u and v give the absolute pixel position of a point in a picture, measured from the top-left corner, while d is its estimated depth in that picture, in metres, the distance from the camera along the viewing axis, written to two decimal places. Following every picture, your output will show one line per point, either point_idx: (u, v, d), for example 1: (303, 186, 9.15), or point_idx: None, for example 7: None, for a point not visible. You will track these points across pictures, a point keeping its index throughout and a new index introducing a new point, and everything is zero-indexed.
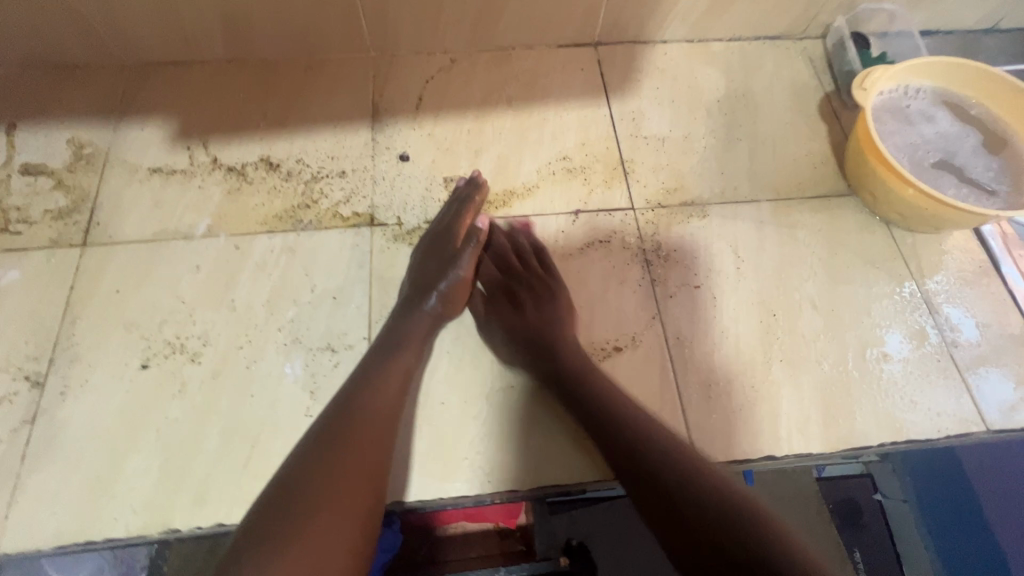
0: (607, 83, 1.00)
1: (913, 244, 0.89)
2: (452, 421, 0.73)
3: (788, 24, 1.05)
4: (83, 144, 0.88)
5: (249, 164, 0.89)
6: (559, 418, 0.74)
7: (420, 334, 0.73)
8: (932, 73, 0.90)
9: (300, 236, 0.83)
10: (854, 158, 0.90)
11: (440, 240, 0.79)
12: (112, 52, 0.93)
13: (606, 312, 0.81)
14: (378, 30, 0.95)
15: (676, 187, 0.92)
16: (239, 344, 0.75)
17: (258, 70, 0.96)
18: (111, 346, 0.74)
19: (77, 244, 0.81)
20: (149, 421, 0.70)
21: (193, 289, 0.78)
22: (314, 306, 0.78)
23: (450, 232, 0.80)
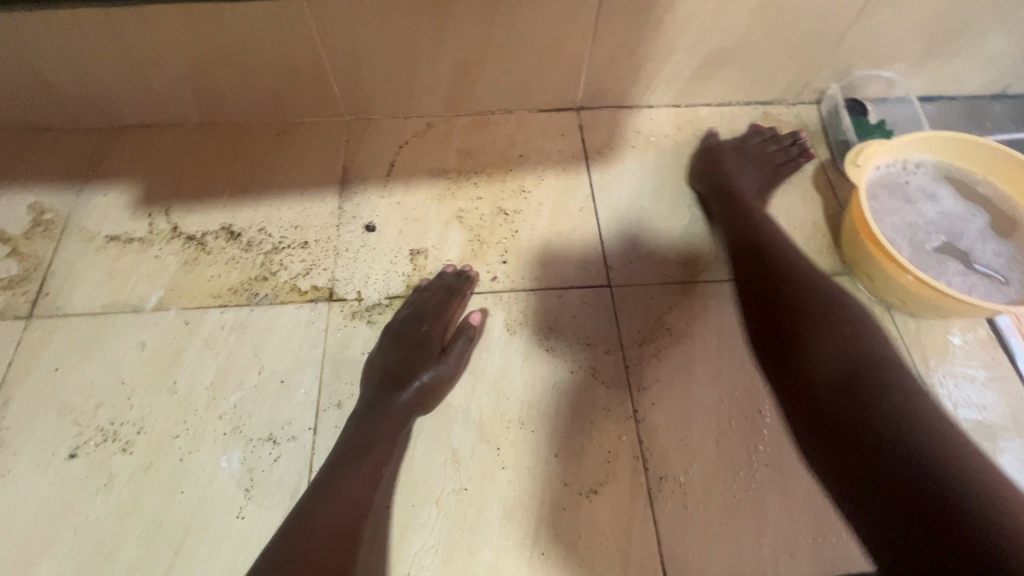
0: (588, 150, 0.96)
1: (916, 331, 0.81)
2: (395, 530, 0.66)
3: (779, 90, 1.01)
4: (45, 210, 0.86)
5: (209, 232, 0.85)
6: (517, 527, 0.67)
7: (379, 431, 0.66)
8: (931, 148, 0.84)
9: (253, 311, 0.79)
10: (849, 236, 0.83)
11: (426, 330, 0.74)
12: (81, 113, 0.92)
13: (575, 403, 0.74)
14: (352, 95, 0.93)
15: (657, 261, 0.87)
16: (176, 433, 0.70)
17: (230, 133, 0.95)
18: (39, 433, 0.70)
19: (22, 316, 0.78)
20: (70, 520, 0.65)
21: (135, 369, 0.74)
22: (259, 390, 0.73)
23: (438, 322, 0.75)
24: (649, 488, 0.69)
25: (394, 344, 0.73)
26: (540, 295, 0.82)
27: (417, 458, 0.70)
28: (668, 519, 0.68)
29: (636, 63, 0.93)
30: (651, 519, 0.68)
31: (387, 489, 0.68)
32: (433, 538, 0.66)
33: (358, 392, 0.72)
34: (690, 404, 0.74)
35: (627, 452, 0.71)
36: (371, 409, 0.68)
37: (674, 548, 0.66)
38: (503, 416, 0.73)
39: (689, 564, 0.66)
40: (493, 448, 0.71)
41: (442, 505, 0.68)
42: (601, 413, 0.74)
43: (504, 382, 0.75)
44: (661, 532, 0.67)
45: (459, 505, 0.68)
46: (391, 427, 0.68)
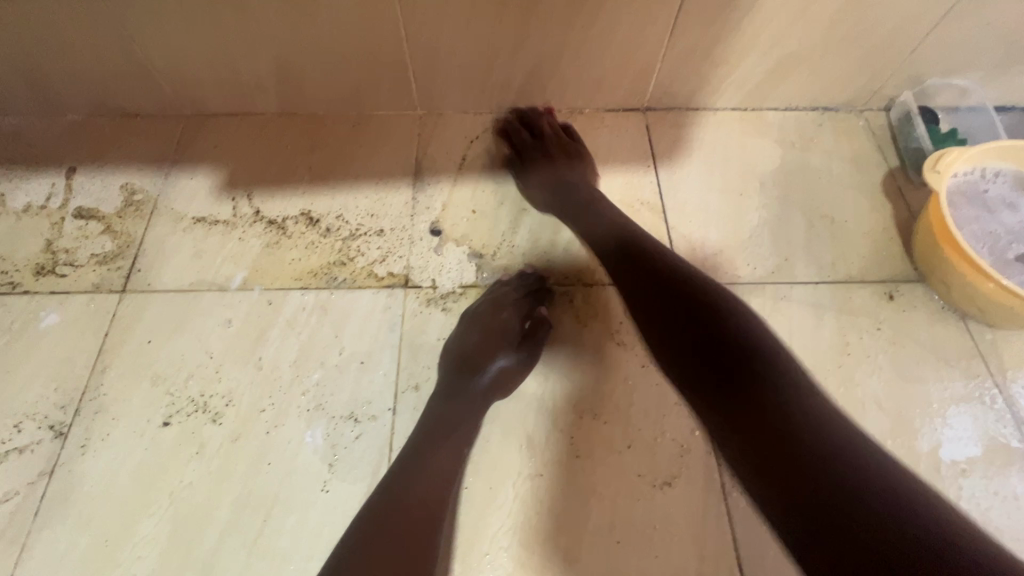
0: (655, 150, 0.98)
1: (992, 341, 0.80)
2: (474, 510, 0.68)
3: (848, 96, 1.01)
4: (135, 191, 0.91)
5: (290, 218, 0.89)
6: (591, 515, 0.68)
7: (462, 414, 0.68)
8: (1011, 157, 0.83)
9: (334, 295, 0.82)
10: (923, 243, 0.83)
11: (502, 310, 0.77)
12: (169, 101, 0.96)
13: (648, 395, 0.75)
14: (426, 90, 0.96)
15: (726, 261, 0.87)
16: (263, 407, 0.73)
17: (307, 123, 0.98)
18: (135, 399, 0.73)
19: (117, 290, 0.82)
20: (165, 484, 0.68)
21: (222, 344, 0.77)
22: (340, 370, 0.76)
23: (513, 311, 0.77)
24: (722, 483, 0.70)
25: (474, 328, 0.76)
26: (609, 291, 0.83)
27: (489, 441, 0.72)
28: (742, 515, 0.68)
29: (709, 65, 0.94)
30: (726, 515, 0.68)
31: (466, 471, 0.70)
32: (509, 521, 0.67)
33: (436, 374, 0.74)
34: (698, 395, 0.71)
35: (699, 447, 0.72)
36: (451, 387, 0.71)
37: (748, 544, 0.67)
38: (576, 406, 0.74)
39: (765, 560, 0.66)
40: (567, 436, 0.72)
41: (518, 489, 0.69)
42: (672, 407, 0.74)
43: (575, 373, 0.76)
44: (736, 527, 0.67)
45: (535, 491, 0.69)
46: (470, 407, 0.70)
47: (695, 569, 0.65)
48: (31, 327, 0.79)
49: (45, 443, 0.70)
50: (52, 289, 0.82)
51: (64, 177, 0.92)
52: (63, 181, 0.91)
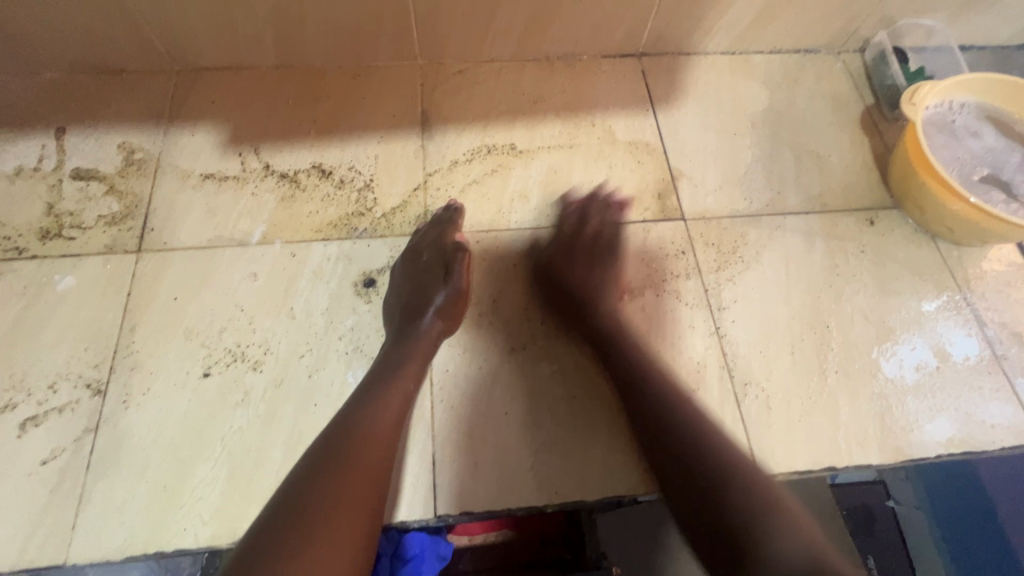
0: (653, 94, 1.01)
1: (959, 257, 0.90)
2: (515, 432, 0.75)
3: (828, 37, 1.07)
4: (134, 150, 0.88)
5: (302, 171, 0.89)
6: (619, 426, 0.76)
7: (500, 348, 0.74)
8: (975, 89, 0.91)
9: (357, 244, 0.83)
10: (900, 171, 0.91)
11: (443, 252, 0.78)
12: (159, 55, 0.92)
13: (663, 322, 0.82)
14: (427, 38, 0.95)
15: (725, 198, 0.93)
16: (302, 352, 0.75)
17: (305, 76, 0.97)
18: (170, 353, 0.74)
19: (132, 250, 0.80)
20: (214, 431, 0.70)
21: (251, 297, 0.78)
22: (373, 314, 0.79)
23: (437, 248, 0.79)
24: (734, 393, 0.78)
25: (405, 268, 0.78)
26: (620, 230, 0.89)
27: (454, 372, 0.77)
28: (753, 419, 0.77)
29: (702, 9, 0.97)
30: (740, 420, 0.76)
31: (500, 397, 0.76)
32: (548, 439, 0.74)
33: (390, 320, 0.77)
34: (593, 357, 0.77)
35: (711, 364, 0.80)
36: (398, 339, 0.73)
37: (760, 440, 0.75)
38: None
39: (775, 455, 0.75)
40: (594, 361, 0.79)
41: (555, 412, 0.76)
42: (684, 331, 0.82)
43: None
44: (749, 429, 0.76)
45: (569, 412, 0.76)
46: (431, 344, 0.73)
47: None
48: (48, 291, 0.77)
49: (85, 401, 0.70)
50: (63, 252, 0.80)
51: (53, 138, 0.88)
52: (54, 142, 0.88)
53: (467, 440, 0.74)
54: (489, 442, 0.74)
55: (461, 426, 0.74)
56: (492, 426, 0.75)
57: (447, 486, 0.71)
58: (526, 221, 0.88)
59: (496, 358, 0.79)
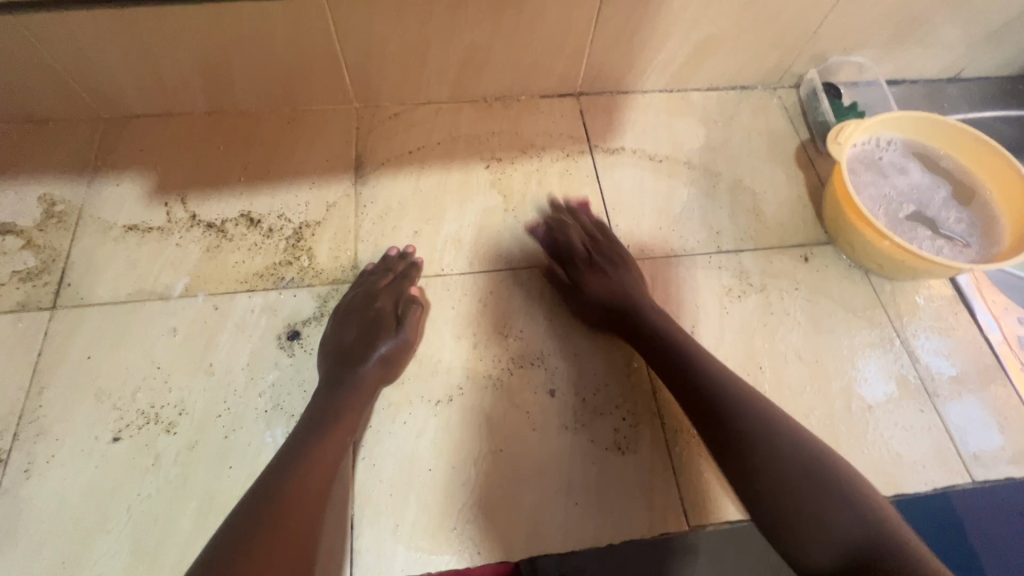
0: (590, 133, 1.02)
1: (892, 292, 0.91)
2: (439, 490, 0.71)
3: (762, 75, 1.08)
4: (56, 202, 0.86)
5: (229, 220, 0.87)
6: (548, 480, 0.73)
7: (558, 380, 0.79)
8: (902, 126, 0.93)
9: (282, 295, 0.82)
10: (831, 208, 0.92)
11: (398, 302, 0.78)
12: (85, 104, 0.90)
13: (594, 365, 0.80)
14: (361, 83, 0.95)
15: (661, 237, 0.93)
16: (218, 412, 0.73)
17: (237, 122, 0.95)
18: (79, 417, 0.71)
19: (46, 307, 0.78)
20: (121, 500, 0.67)
21: (169, 353, 0.76)
22: (295, 368, 0.76)
23: (391, 295, 0.79)
24: (666, 440, 0.76)
25: (354, 311, 0.77)
26: (554, 273, 0.87)
27: (376, 427, 0.74)
28: (686, 466, 0.75)
29: (633, 51, 0.98)
30: (671, 468, 0.75)
31: (425, 451, 0.73)
32: (473, 495, 0.71)
33: (319, 366, 0.75)
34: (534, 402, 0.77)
35: (644, 409, 0.78)
36: (336, 382, 0.72)
37: (691, 488, 0.74)
38: (530, 383, 0.78)
39: (705, 503, 0.73)
40: (524, 411, 0.76)
41: (480, 466, 0.73)
42: (615, 373, 0.80)
43: (527, 352, 0.80)
44: (680, 477, 0.74)
45: (496, 466, 0.73)
46: (359, 393, 0.71)
47: (647, 519, 0.72)
48: None
49: None
50: None
51: None
52: None
53: (389, 500, 0.70)
54: (412, 502, 0.71)
55: (382, 485, 0.71)
56: (415, 482, 0.71)
57: (364, 552, 0.68)
58: (458, 265, 0.87)
59: (422, 410, 0.76)
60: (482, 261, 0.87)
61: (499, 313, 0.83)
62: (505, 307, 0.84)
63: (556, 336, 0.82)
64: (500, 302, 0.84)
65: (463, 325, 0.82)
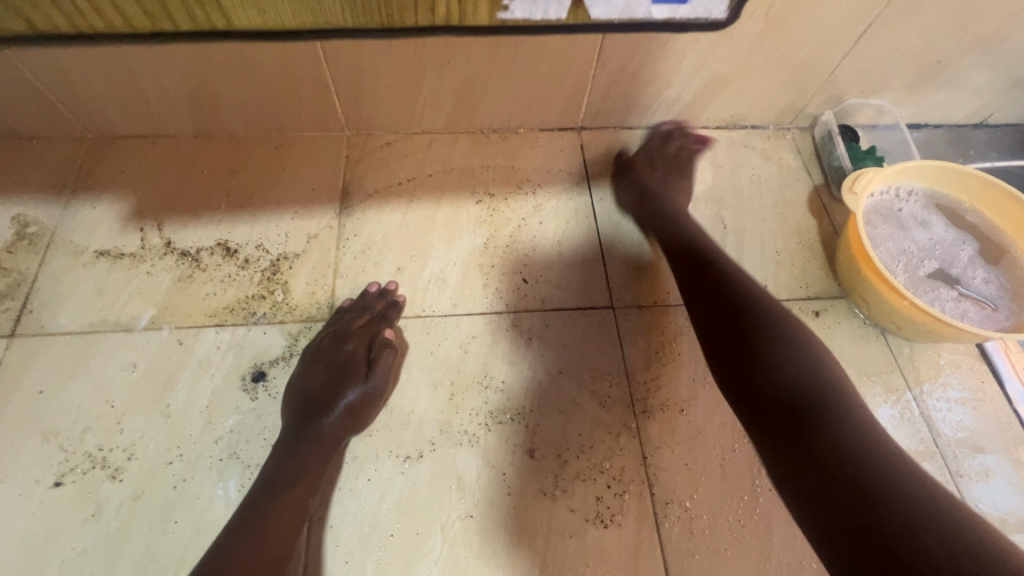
0: (590, 170, 0.97)
1: (910, 355, 0.83)
2: (400, 560, 0.65)
3: (775, 115, 1.03)
4: (29, 223, 0.83)
5: (205, 249, 0.83)
6: (522, 553, 0.66)
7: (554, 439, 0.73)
8: (924, 176, 0.86)
9: (251, 331, 0.77)
10: (845, 261, 0.85)
11: (371, 346, 0.72)
12: (69, 123, 0.88)
13: (580, 423, 0.74)
14: (353, 112, 0.91)
15: (661, 283, 0.87)
16: (170, 459, 0.67)
17: (225, 146, 0.93)
18: (22, 457, 0.66)
19: (5, 334, 0.74)
20: (56, 552, 0.62)
21: (126, 391, 0.71)
22: (257, 413, 0.71)
23: (364, 338, 0.73)
24: (655, 513, 0.69)
25: (323, 355, 0.71)
26: (543, 319, 0.82)
27: (338, 486, 0.68)
28: (675, 545, 0.68)
29: (638, 86, 0.93)
30: (659, 547, 0.68)
31: (389, 514, 0.67)
32: (437, 567, 0.65)
33: (281, 416, 0.70)
34: (510, 465, 0.71)
35: (632, 476, 0.71)
36: (297, 435, 0.66)
37: (680, 571, 0.67)
38: (509, 441, 0.72)
39: None
40: (499, 472, 0.70)
41: (447, 533, 0.66)
42: (602, 435, 0.73)
43: (507, 406, 0.74)
44: (669, 558, 0.67)
45: (465, 534, 0.66)
46: (319, 450, 0.65)
47: None
48: None
49: None
50: None
51: None
52: None
53: (344, 569, 0.64)
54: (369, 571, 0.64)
55: (339, 551, 0.65)
56: (375, 549, 0.65)
57: None
58: (442, 306, 0.82)
59: (390, 467, 0.69)
60: (468, 302, 0.82)
61: (481, 362, 0.77)
62: (488, 356, 0.78)
63: (540, 390, 0.76)
64: (482, 349, 0.78)
65: (440, 374, 0.76)
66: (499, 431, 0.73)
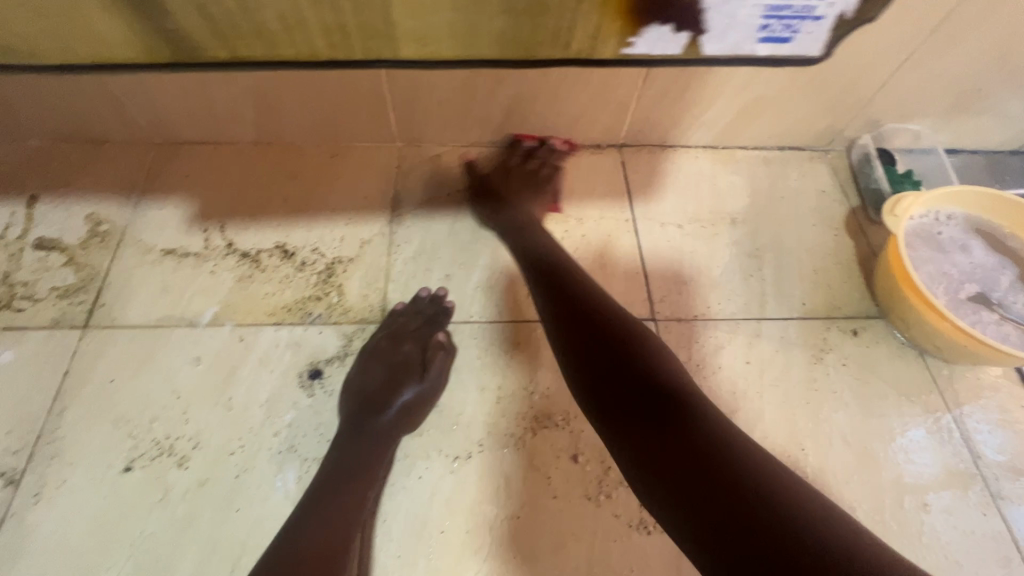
0: (631, 186, 1.00)
1: (949, 376, 0.84)
2: (450, 556, 0.67)
3: (812, 137, 1.06)
4: (101, 221, 0.88)
5: (264, 251, 0.87)
6: (568, 555, 0.68)
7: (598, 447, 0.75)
8: (963, 201, 0.88)
9: (308, 331, 0.81)
10: (884, 282, 0.87)
11: (425, 347, 0.76)
12: (140, 129, 0.93)
13: None
14: (406, 125, 0.96)
15: (700, 298, 0.89)
16: (232, 450, 0.71)
17: (284, 153, 0.97)
18: (94, 442, 0.70)
19: (78, 325, 0.79)
20: (126, 534, 0.65)
21: (191, 383, 0.75)
22: (313, 409, 0.74)
23: (418, 341, 0.76)
24: None
25: (380, 355, 0.75)
26: None
27: (391, 483, 0.71)
28: None
29: (680, 107, 0.96)
30: None
31: (440, 512, 0.69)
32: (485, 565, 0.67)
33: (339, 412, 0.73)
34: (554, 470, 0.73)
35: None
36: (355, 431, 0.69)
37: None
38: (555, 447, 0.74)
39: None
40: (545, 476, 0.72)
41: (495, 533, 0.69)
42: None
43: (552, 412, 0.77)
44: None
45: (511, 534, 0.69)
46: (375, 446, 0.69)
47: None
48: None
49: None
50: (7, 324, 0.78)
51: (24, 206, 0.88)
52: (24, 210, 0.88)
53: (396, 562, 0.66)
54: (421, 565, 0.67)
55: (393, 546, 0.67)
56: (426, 545, 0.68)
57: None
58: (489, 313, 0.84)
59: (440, 467, 0.72)
60: (513, 310, 0.85)
61: (527, 368, 0.80)
62: (533, 363, 0.80)
63: None
64: (528, 356, 0.81)
65: (489, 378, 0.79)
66: (545, 436, 0.75)
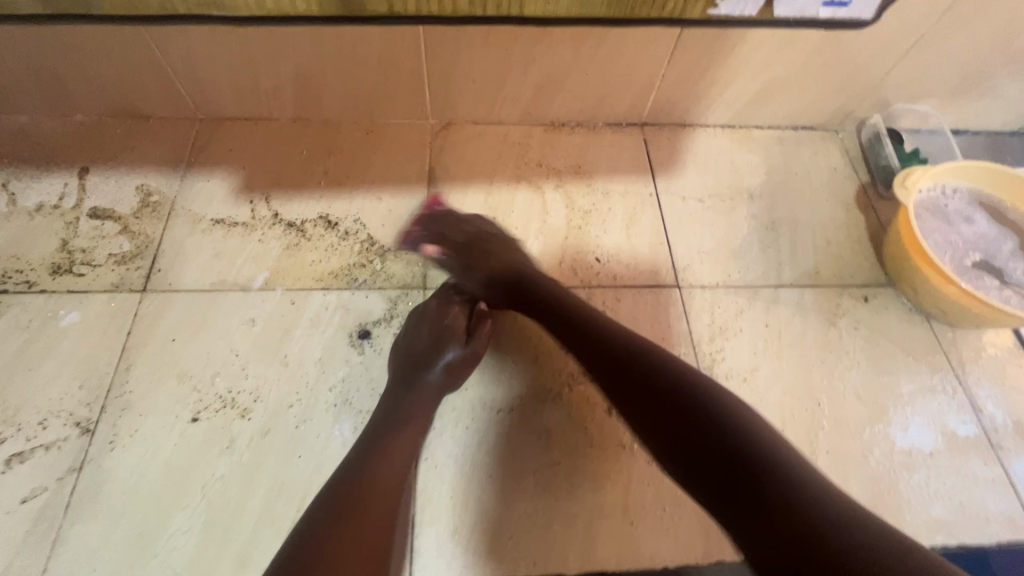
0: (653, 162, 1.05)
1: (953, 338, 0.90)
2: (497, 497, 0.73)
3: (824, 117, 1.11)
4: (151, 192, 0.92)
5: (308, 221, 0.91)
6: (605, 497, 0.74)
7: None
8: (967, 176, 0.94)
9: (355, 295, 0.85)
10: (893, 251, 0.92)
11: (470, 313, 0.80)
12: (185, 104, 0.97)
13: None
14: (439, 102, 1.00)
15: (721, 267, 0.94)
16: (290, 402, 0.76)
17: (322, 130, 1.01)
18: (161, 395, 0.75)
19: (137, 289, 0.83)
20: (197, 477, 0.70)
21: (248, 342, 0.80)
22: (364, 366, 0.79)
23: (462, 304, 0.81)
24: None
25: (426, 318, 0.79)
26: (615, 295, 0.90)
27: (439, 432, 0.76)
28: None
29: (702, 86, 1.01)
30: None
31: (486, 458, 0.75)
32: (530, 505, 0.72)
33: (388, 368, 0.78)
34: (588, 422, 0.78)
35: None
36: (406, 384, 0.74)
37: None
38: (590, 401, 0.79)
39: None
40: (582, 427, 0.78)
41: (538, 477, 0.74)
42: None
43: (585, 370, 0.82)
44: None
45: (553, 478, 0.74)
46: (425, 397, 0.73)
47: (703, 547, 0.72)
48: (52, 326, 0.79)
49: (73, 440, 0.71)
50: (69, 288, 0.82)
51: (76, 177, 0.92)
52: (77, 181, 0.92)
53: (449, 503, 0.72)
54: (471, 505, 0.72)
55: (445, 488, 0.73)
56: (474, 488, 0.73)
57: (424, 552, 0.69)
58: None
59: (485, 418, 0.77)
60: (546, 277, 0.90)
61: None
62: None
63: None
64: None
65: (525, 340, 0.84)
66: (580, 391, 0.80)
